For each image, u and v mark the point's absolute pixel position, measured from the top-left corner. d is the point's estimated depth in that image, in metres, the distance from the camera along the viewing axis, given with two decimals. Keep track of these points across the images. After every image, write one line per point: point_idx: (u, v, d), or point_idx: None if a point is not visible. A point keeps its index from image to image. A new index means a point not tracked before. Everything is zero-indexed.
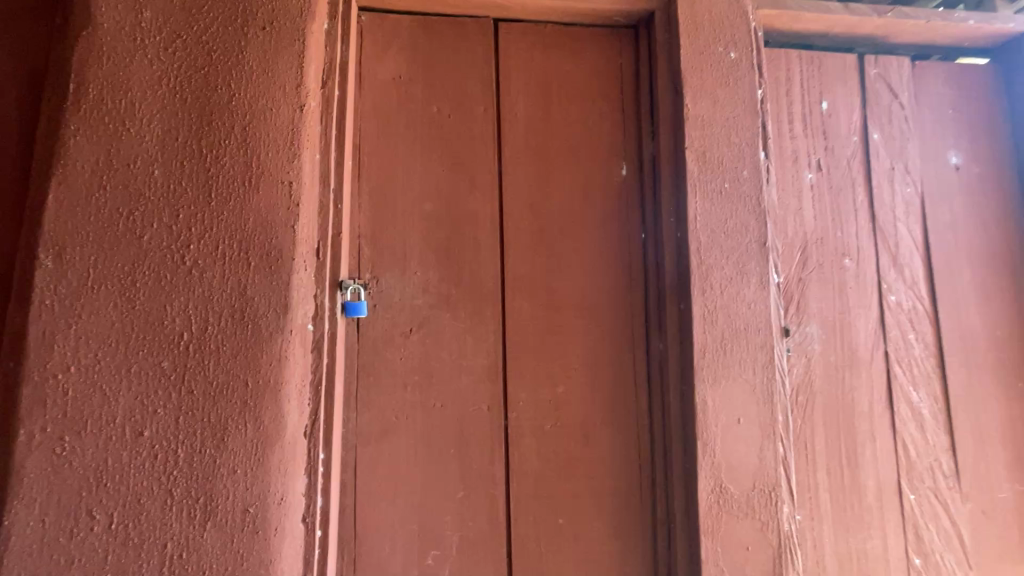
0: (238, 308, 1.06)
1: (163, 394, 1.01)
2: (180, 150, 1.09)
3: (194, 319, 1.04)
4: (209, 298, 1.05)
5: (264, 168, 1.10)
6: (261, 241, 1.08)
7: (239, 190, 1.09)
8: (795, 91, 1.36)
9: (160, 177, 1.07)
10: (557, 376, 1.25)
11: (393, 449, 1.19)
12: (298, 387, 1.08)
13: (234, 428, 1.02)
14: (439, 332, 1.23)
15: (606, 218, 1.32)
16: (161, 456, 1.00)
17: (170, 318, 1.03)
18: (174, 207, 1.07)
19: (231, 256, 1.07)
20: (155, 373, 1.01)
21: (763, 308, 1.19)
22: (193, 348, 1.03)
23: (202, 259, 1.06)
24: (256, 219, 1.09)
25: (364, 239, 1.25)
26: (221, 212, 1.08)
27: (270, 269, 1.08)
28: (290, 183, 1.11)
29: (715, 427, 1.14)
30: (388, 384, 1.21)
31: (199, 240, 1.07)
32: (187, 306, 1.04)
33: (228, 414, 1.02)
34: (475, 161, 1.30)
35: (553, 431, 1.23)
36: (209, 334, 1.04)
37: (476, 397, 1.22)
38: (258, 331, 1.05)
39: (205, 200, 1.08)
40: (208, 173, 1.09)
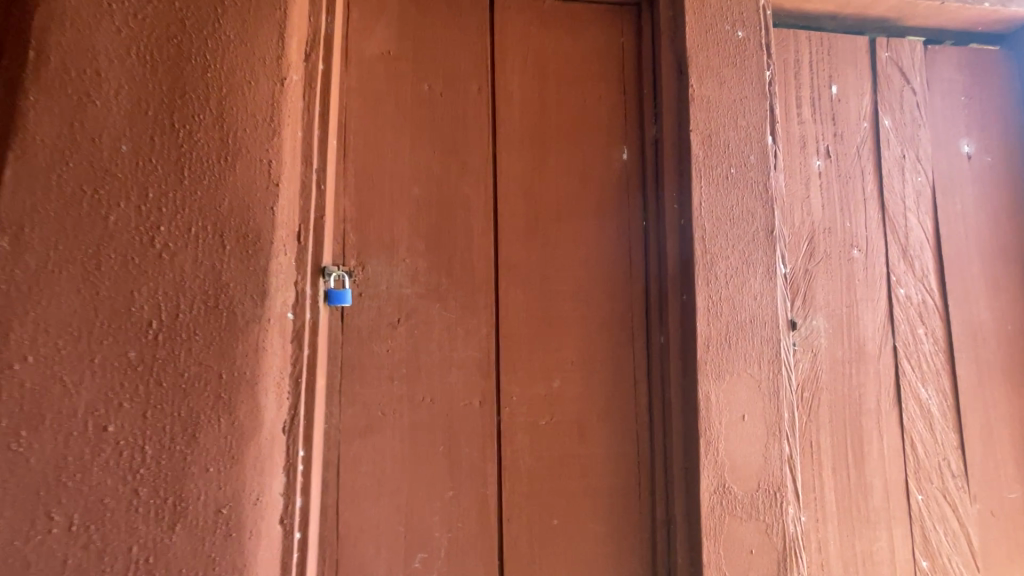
0: (212, 295, 0.98)
1: (130, 386, 0.94)
2: (150, 124, 1.01)
3: (164, 306, 0.97)
4: (181, 283, 0.98)
5: (241, 145, 1.03)
6: (238, 224, 1.01)
7: (214, 168, 1.01)
8: (804, 74, 1.30)
9: (128, 152, 0.99)
10: (553, 370, 1.18)
11: (379, 446, 1.12)
12: (276, 379, 1.01)
13: (206, 423, 0.95)
14: (428, 323, 1.17)
15: (606, 204, 1.25)
16: (128, 454, 0.92)
17: (138, 305, 0.96)
18: (143, 185, 0.99)
19: (205, 239, 0.99)
20: (121, 365, 0.94)
21: (769, 300, 1.14)
22: (162, 337, 0.96)
23: (173, 243, 0.99)
24: (232, 199, 1.01)
25: (349, 224, 1.18)
26: (195, 192, 1.01)
27: (247, 253, 1.00)
28: (269, 162, 1.04)
29: (719, 424, 1.08)
30: (374, 378, 1.14)
31: (170, 221, 0.99)
32: (156, 293, 0.97)
33: (200, 408, 0.95)
34: (468, 142, 1.23)
35: (548, 428, 1.17)
36: (180, 322, 0.97)
37: (467, 392, 1.15)
38: (233, 319, 0.98)
39: (177, 178, 1.00)
40: (181, 149, 1.01)
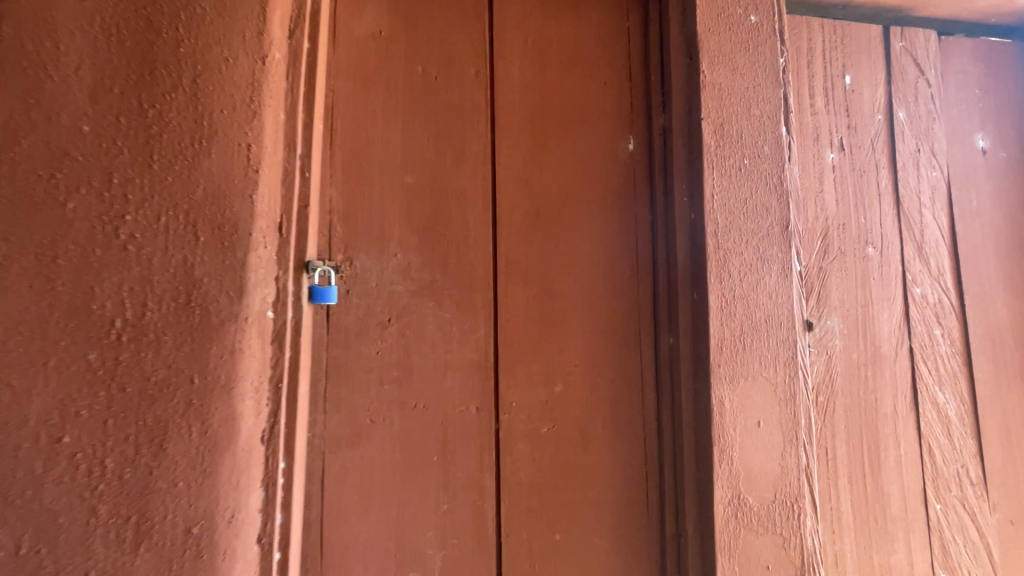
0: (184, 291, 0.89)
1: (89, 393, 0.83)
2: (116, 102, 0.90)
3: (129, 303, 0.86)
4: (148, 278, 0.88)
5: (217, 127, 0.93)
6: (213, 213, 0.92)
7: (187, 152, 0.92)
8: (817, 62, 1.24)
9: (89, 133, 0.88)
10: (555, 374, 1.10)
11: (367, 457, 1.03)
12: (254, 384, 0.92)
13: (175, 434, 0.86)
14: (422, 323, 1.08)
15: (611, 197, 1.17)
16: (86, 469, 0.82)
17: (98, 302, 0.85)
18: (107, 170, 0.88)
19: (175, 230, 0.90)
20: (79, 369, 0.83)
21: (785, 299, 1.07)
22: (127, 339, 0.86)
23: (140, 233, 0.88)
24: (207, 186, 0.92)
25: (336, 216, 1.09)
26: (165, 178, 0.90)
27: (223, 245, 0.91)
28: (249, 146, 0.95)
29: (734, 431, 1.01)
30: (362, 382, 1.05)
31: (137, 210, 0.88)
32: (120, 289, 0.86)
33: (169, 417, 0.86)
34: (464, 130, 1.15)
35: (550, 436, 1.09)
36: (147, 321, 0.87)
37: (462, 398, 1.07)
38: (207, 319, 0.89)
39: (146, 162, 0.90)
40: (150, 131, 0.91)
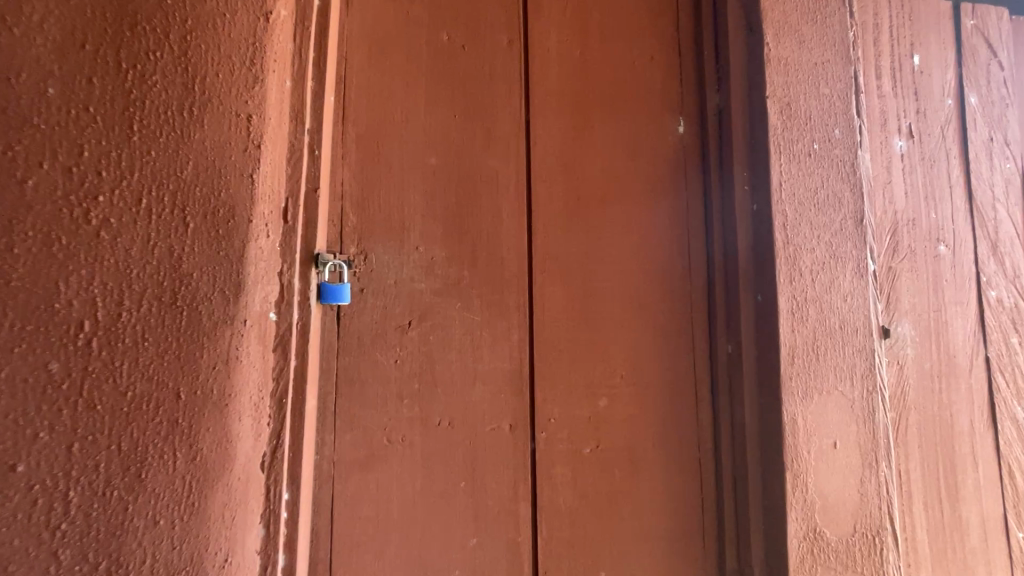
0: (169, 287, 0.72)
1: (50, 417, 0.64)
2: (88, 60, 0.70)
3: (104, 300, 0.68)
4: (128, 269, 0.69)
5: (212, 93, 0.77)
6: (205, 195, 0.76)
7: (174, 123, 0.74)
8: (883, 39, 1.11)
9: (56, 98, 0.67)
10: (599, 385, 0.97)
11: (384, 483, 0.89)
12: (253, 401, 0.78)
13: (157, 465, 0.69)
14: (447, 327, 0.94)
15: (660, 186, 1.04)
16: (45, 510, 0.62)
17: (63, 302, 0.65)
18: (77, 139, 0.68)
19: (160, 214, 0.73)
20: (36, 387, 0.63)
21: (860, 302, 0.94)
22: (99, 346, 0.67)
23: (119, 217, 0.70)
24: (198, 161, 0.75)
25: (348, 202, 0.94)
26: (150, 150, 0.72)
27: (217, 234, 0.76)
28: (248, 117, 0.80)
29: (808, 454, 0.88)
30: (378, 396, 0.90)
31: (114, 187, 0.70)
32: (91, 284, 0.67)
33: (149, 443, 0.68)
34: (496, 106, 1.01)
35: (593, 457, 0.95)
36: (127, 322, 0.69)
37: (493, 414, 0.93)
38: (197, 321, 0.73)
39: (126, 131, 0.71)
40: (129, 96, 0.72)
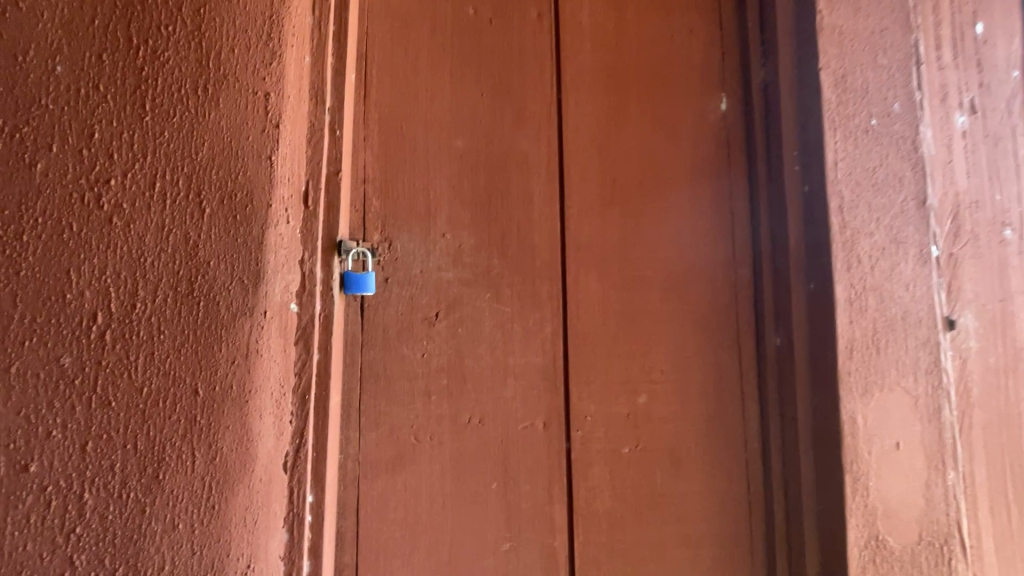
0: (185, 277, 0.69)
1: (64, 409, 0.64)
2: (100, 37, 0.68)
3: (116, 293, 0.67)
4: (141, 260, 0.68)
5: (227, 71, 0.73)
6: (222, 178, 0.72)
7: (188, 101, 0.71)
8: (943, 6, 1.03)
9: (64, 73, 0.66)
10: (638, 380, 0.91)
11: (412, 483, 0.84)
12: (274, 398, 0.73)
13: (173, 460, 0.66)
14: (477, 318, 0.88)
15: (701, 168, 0.98)
16: (63, 507, 0.63)
17: (76, 292, 0.65)
18: (87, 121, 0.67)
19: (173, 199, 0.70)
20: (50, 379, 0.63)
21: (925, 292, 0.85)
22: (111, 339, 0.66)
23: (131, 202, 0.68)
24: (214, 143, 0.72)
25: (372, 187, 0.89)
26: (161, 132, 0.70)
27: (235, 219, 0.72)
28: (266, 95, 0.75)
29: (869, 455, 0.81)
30: (405, 392, 0.85)
31: (125, 173, 0.68)
32: (103, 273, 0.66)
33: (166, 437, 0.66)
34: (525, 84, 0.95)
35: (632, 457, 0.89)
36: (140, 315, 0.67)
37: (527, 412, 0.87)
38: (214, 313, 0.69)
39: (138, 112, 0.69)
40: (142, 73, 0.70)
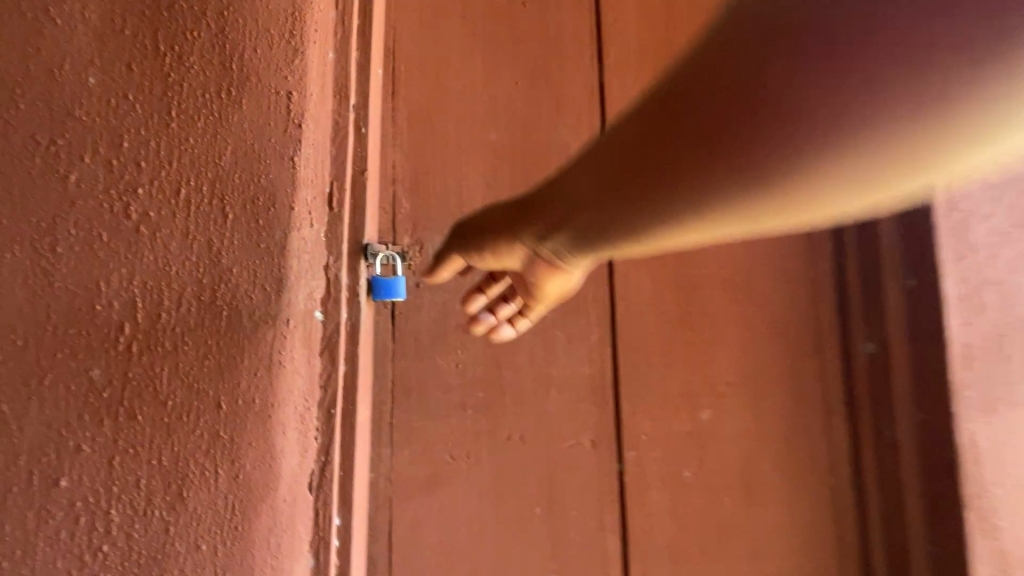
0: (208, 285, 0.66)
1: (88, 423, 0.62)
2: (130, 46, 0.68)
3: (144, 301, 0.65)
4: (167, 270, 0.66)
5: (249, 74, 0.70)
6: (244, 183, 0.69)
7: (212, 108, 0.69)
8: None
9: (98, 85, 0.66)
10: (700, 393, 0.80)
11: (449, 506, 0.76)
12: (298, 412, 0.67)
13: (196, 477, 0.63)
14: (516, 325, 0.80)
15: None
16: (87, 524, 0.60)
17: (104, 303, 0.64)
18: (117, 131, 0.66)
19: (198, 205, 0.68)
20: (77, 392, 0.62)
21: None
22: (136, 350, 0.64)
23: (158, 209, 0.66)
24: (237, 148, 0.69)
25: (402, 186, 0.83)
26: (186, 137, 0.68)
27: (256, 224, 0.68)
28: (289, 94, 0.71)
29: (997, 484, 0.69)
30: (439, 405, 0.78)
31: (152, 179, 0.67)
32: (130, 283, 0.65)
33: (189, 452, 0.63)
34: (564, 70, 0.88)
35: (696, 481, 0.79)
36: (164, 324, 0.65)
37: (573, 428, 0.78)
38: (236, 321, 0.66)
39: (165, 118, 0.68)
40: (168, 79, 0.68)
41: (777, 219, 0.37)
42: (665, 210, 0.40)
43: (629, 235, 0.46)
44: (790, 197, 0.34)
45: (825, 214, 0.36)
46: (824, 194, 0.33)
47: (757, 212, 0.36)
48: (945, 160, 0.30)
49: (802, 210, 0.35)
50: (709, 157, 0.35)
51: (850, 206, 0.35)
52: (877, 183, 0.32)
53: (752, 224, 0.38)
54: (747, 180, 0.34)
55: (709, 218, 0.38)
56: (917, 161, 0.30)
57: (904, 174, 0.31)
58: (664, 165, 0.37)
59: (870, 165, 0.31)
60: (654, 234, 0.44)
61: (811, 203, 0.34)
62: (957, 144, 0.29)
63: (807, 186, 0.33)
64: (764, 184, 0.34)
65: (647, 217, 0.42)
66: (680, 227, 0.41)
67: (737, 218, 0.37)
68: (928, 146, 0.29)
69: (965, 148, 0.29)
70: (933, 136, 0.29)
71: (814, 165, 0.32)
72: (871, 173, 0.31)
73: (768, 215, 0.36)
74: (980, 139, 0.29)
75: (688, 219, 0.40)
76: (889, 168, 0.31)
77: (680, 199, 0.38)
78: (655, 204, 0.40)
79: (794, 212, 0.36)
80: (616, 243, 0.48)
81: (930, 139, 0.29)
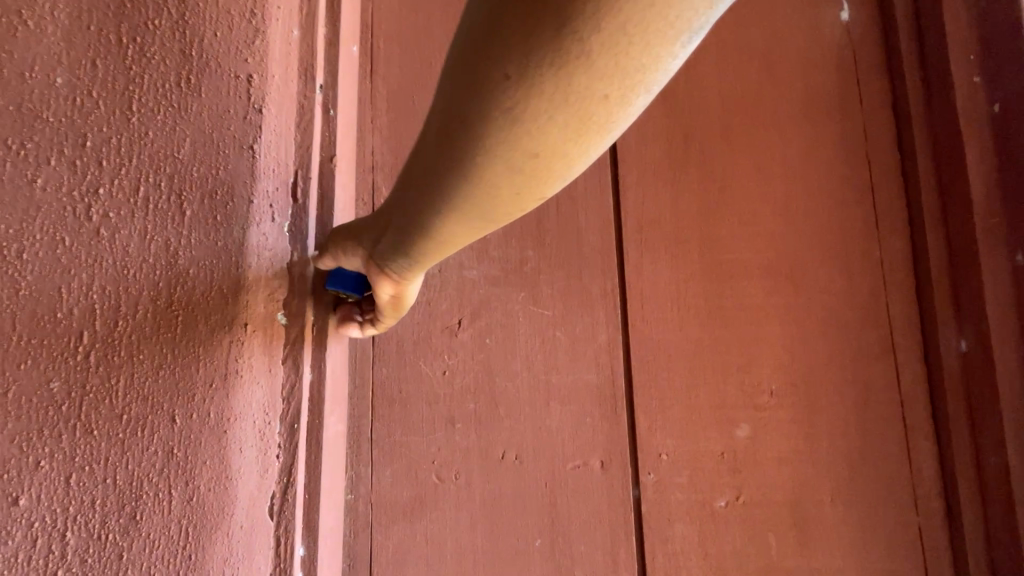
0: (169, 293, 0.47)
1: (51, 438, 0.40)
2: (92, 41, 0.45)
3: (103, 306, 0.44)
4: (129, 274, 0.45)
5: (210, 46, 0.52)
6: (204, 178, 0.50)
7: (171, 91, 0.49)
8: None
9: (65, 87, 0.43)
10: (736, 406, 0.66)
11: (436, 535, 0.64)
12: (256, 429, 0.53)
13: (152, 511, 0.44)
14: (509, 325, 0.68)
15: (806, 108, 0.73)
16: (44, 550, 0.39)
17: (63, 311, 0.42)
18: (75, 110, 0.43)
19: (156, 203, 0.47)
20: (37, 410, 0.40)
21: None
22: (98, 362, 0.43)
23: (117, 210, 0.45)
24: (197, 136, 0.50)
25: (381, 174, 0.75)
26: (145, 130, 0.47)
27: (214, 223, 0.51)
28: (250, 77, 0.54)
29: None
30: (423, 419, 0.67)
31: (114, 179, 0.45)
32: (89, 296, 0.43)
33: (143, 481, 0.44)
34: None
35: (733, 512, 0.64)
36: (128, 336, 0.44)
37: (579, 447, 0.66)
38: (195, 337, 0.48)
39: (125, 99, 0.46)
40: (129, 71, 0.47)
41: (535, 179, 0.29)
42: (435, 191, 0.34)
43: (427, 234, 0.38)
44: (517, 138, 0.27)
45: (577, 156, 0.28)
46: (547, 130, 0.27)
47: (503, 168, 0.29)
48: (635, 58, 0.24)
49: (546, 154, 0.28)
50: (442, 115, 0.30)
51: (591, 141, 0.27)
52: (584, 99, 0.25)
53: (517, 191, 0.30)
54: (473, 130, 0.28)
55: (474, 188, 0.31)
56: (606, 59, 0.24)
57: (608, 80, 0.25)
58: (425, 137, 0.33)
59: (560, 79, 0.25)
60: (446, 226, 0.36)
61: (547, 143, 0.27)
62: (628, 37, 0.23)
63: (525, 120, 0.27)
64: (484, 135, 0.28)
65: (426, 209, 0.35)
66: (461, 211, 0.34)
67: (494, 184, 0.30)
68: (607, 44, 0.24)
69: (647, 43, 0.24)
70: (604, 37, 0.23)
71: (520, 96, 0.26)
72: (565, 87, 0.25)
73: (517, 171, 0.29)
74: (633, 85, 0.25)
75: (457, 197, 0.33)
76: (585, 83, 0.25)
77: (435, 175, 0.33)
78: (427, 187, 0.34)
79: (543, 165, 0.28)
80: (426, 248, 0.40)
81: (603, 40, 0.24)
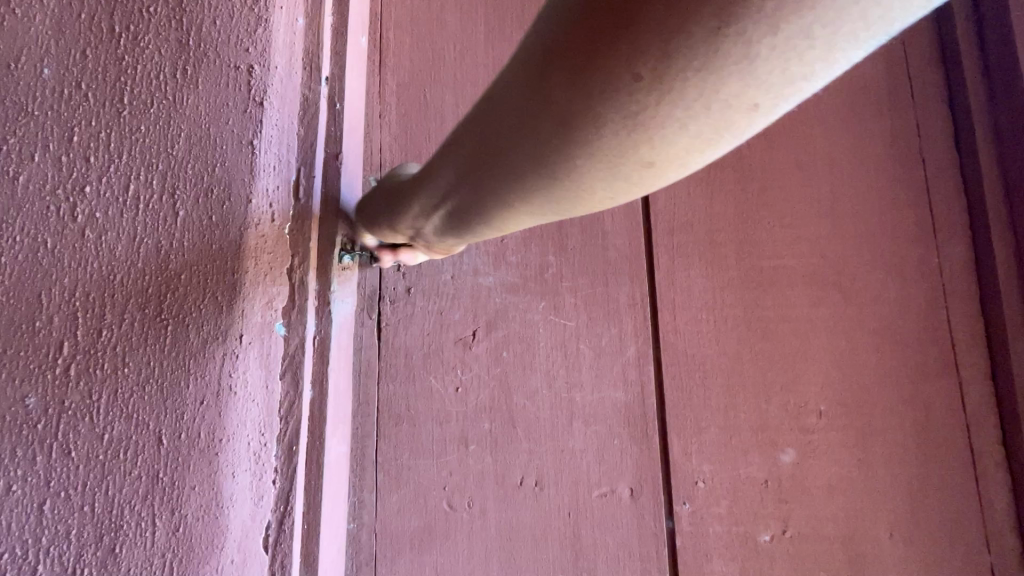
0: (156, 305, 0.40)
1: (25, 460, 0.36)
2: (83, 29, 0.42)
3: (82, 314, 0.38)
4: (111, 279, 0.39)
5: (207, 35, 0.44)
6: (196, 173, 0.43)
7: (165, 83, 0.43)
8: None
9: (52, 79, 0.40)
10: (779, 428, 0.60)
11: (446, 569, 0.57)
12: (251, 450, 0.43)
13: (134, 543, 0.37)
14: (529, 337, 0.62)
15: (851, 108, 0.68)
16: None
17: (43, 320, 0.37)
18: (66, 110, 0.40)
19: (148, 203, 0.41)
20: (11, 428, 0.36)
21: None
22: (77, 376, 0.37)
23: (105, 210, 0.40)
24: (194, 130, 0.43)
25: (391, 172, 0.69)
26: (138, 123, 0.42)
27: (206, 222, 0.43)
28: (251, 66, 0.45)
29: None
30: (435, 441, 0.60)
31: (103, 177, 0.40)
32: (70, 304, 0.38)
33: (124, 511, 0.37)
34: None
35: (778, 544, 0.58)
36: (108, 347, 0.38)
37: (605, 472, 0.59)
38: (183, 356, 0.40)
39: (118, 93, 0.42)
40: (120, 62, 0.42)
41: (638, 182, 0.27)
42: (516, 186, 0.32)
43: (495, 220, 0.37)
44: (636, 142, 0.25)
45: (695, 163, 0.26)
46: (673, 138, 0.24)
47: (606, 170, 0.27)
48: (807, 65, 0.21)
49: (663, 161, 0.26)
50: (533, 102, 0.27)
51: (715, 149, 0.25)
52: (731, 108, 0.23)
53: (611, 192, 0.29)
54: (579, 127, 0.26)
55: (563, 184, 0.29)
56: (772, 64, 0.21)
57: (766, 90, 0.22)
58: (502, 120, 0.30)
59: (705, 85, 0.22)
60: (518, 216, 0.35)
61: (665, 150, 0.25)
62: (811, 40, 0.20)
63: (649, 125, 0.24)
64: (594, 136, 0.26)
65: (500, 198, 0.34)
66: (540, 204, 0.32)
67: (587, 183, 0.28)
68: (780, 49, 0.20)
69: (833, 46, 0.20)
70: (780, 38, 0.20)
71: (653, 99, 0.23)
72: (710, 95, 0.22)
73: (620, 174, 0.27)
74: (788, 92, 0.22)
75: (541, 192, 0.31)
76: (739, 90, 0.22)
77: (519, 169, 0.30)
78: (502, 175, 0.32)
79: (653, 170, 0.26)
80: (486, 229, 0.39)
81: (777, 43, 0.20)
